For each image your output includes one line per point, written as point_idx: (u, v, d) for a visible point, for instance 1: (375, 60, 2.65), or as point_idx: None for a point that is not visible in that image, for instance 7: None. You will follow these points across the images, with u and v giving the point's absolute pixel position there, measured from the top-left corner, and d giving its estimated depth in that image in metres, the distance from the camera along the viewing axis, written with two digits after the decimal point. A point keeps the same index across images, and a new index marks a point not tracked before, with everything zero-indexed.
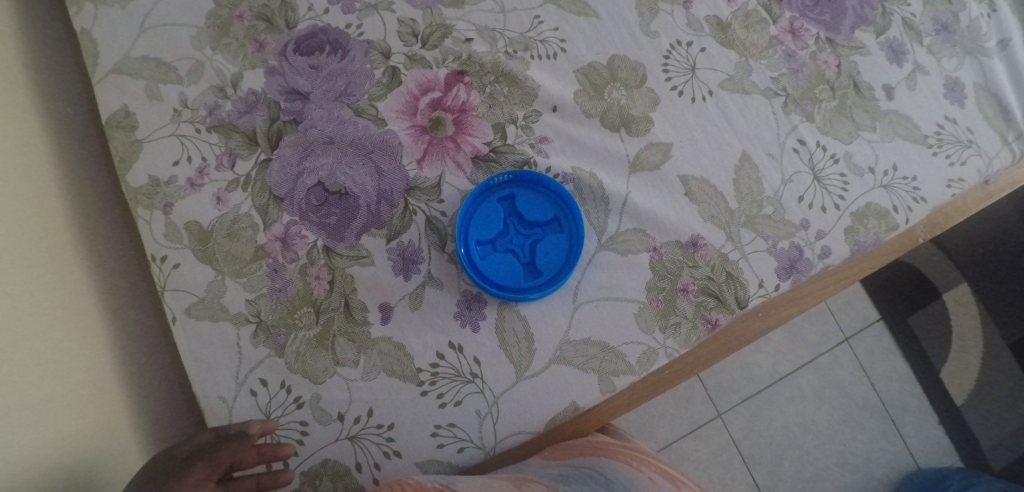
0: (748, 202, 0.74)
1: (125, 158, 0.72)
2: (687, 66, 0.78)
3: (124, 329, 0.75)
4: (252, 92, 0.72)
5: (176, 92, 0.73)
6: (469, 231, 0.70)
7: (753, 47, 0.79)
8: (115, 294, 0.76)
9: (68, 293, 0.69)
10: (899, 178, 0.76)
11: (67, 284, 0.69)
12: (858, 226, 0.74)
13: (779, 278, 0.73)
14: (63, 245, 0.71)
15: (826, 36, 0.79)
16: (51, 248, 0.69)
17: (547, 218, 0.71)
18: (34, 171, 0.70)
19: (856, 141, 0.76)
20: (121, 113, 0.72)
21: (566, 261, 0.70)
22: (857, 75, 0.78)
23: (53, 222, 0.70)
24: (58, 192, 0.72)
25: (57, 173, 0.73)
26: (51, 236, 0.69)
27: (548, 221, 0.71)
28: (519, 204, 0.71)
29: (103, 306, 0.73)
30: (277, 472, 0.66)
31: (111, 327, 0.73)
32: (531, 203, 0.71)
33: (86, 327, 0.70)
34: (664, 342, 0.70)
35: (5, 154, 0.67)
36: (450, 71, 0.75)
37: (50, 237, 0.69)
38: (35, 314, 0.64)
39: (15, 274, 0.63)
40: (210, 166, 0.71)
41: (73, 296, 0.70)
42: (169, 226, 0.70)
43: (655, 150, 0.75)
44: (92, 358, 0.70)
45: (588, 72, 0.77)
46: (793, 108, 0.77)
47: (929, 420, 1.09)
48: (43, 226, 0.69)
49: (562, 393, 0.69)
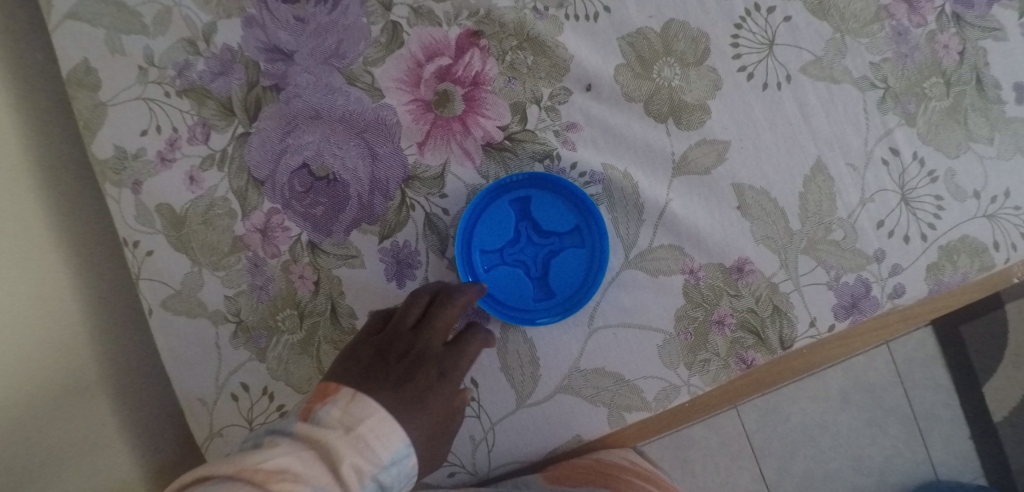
0: (814, 224, 0.61)
1: (88, 123, 0.61)
2: (764, 40, 0.61)
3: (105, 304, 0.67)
4: (227, 48, 0.61)
5: (142, 46, 0.61)
6: (473, 237, 0.60)
7: (854, 20, 0.62)
8: (92, 269, 0.67)
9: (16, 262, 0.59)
10: (1009, 208, 0.62)
11: (33, 256, 0.61)
12: (944, 262, 0.61)
13: (835, 317, 0.62)
14: (29, 207, 0.62)
15: (954, 10, 0.62)
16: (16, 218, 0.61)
17: (567, 229, 0.61)
18: None
19: (964, 155, 0.62)
20: (82, 68, 0.61)
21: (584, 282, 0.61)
22: (984, 68, 0.62)
23: (13, 183, 0.61)
24: (20, 147, 0.62)
25: (18, 122, 0.62)
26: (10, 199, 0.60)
27: (567, 232, 0.61)
28: (534, 209, 0.61)
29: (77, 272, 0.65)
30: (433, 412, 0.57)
31: (92, 301, 0.66)
32: (550, 209, 0.61)
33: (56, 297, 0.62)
34: (688, 380, 0.62)
35: None
36: (463, 30, 0.61)
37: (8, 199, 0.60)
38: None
39: None
40: (182, 138, 0.61)
41: (26, 267, 0.60)
42: (140, 207, 0.61)
43: (708, 149, 0.61)
44: (62, 335, 0.62)
45: (636, 41, 0.61)
46: (890, 106, 0.62)
47: (960, 431, 1.00)
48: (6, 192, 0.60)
49: (565, 426, 0.62)
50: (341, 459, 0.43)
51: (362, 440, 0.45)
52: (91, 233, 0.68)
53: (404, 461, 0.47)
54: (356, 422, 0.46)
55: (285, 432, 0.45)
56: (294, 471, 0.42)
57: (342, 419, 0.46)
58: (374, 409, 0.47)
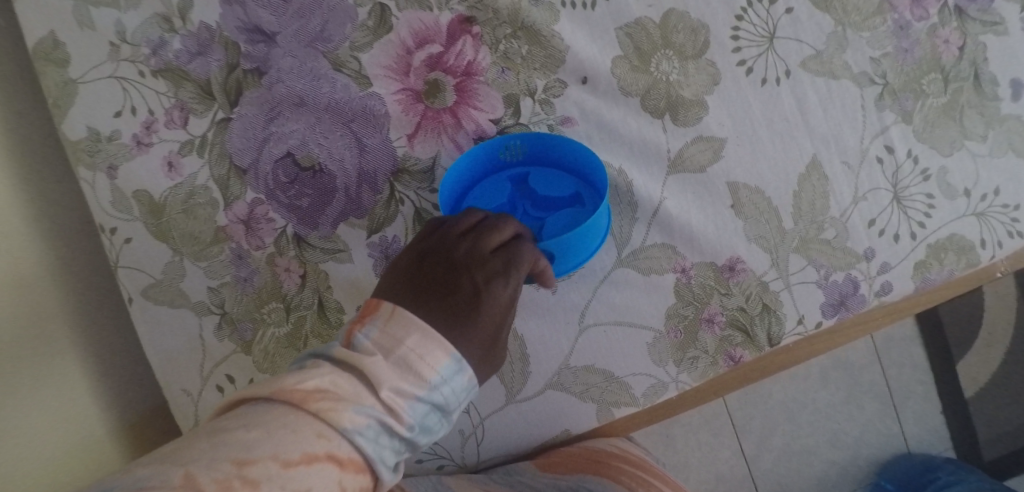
0: (807, 222, 0.61)
1: (58, 102, 0.58)
2: (764, 33, 0.60)
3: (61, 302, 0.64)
4: (205, 27, 0.57)
5: (113, 20, 0.57)
6: (469, 189, 0.60)
7: (856, 13, 0.60)
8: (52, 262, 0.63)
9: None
10: (998, 206, 0.62)
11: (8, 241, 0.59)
12: (931, 261, 0.62)
13: (823, 315, 0.62)
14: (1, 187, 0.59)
15: (956, 3, 0.60)
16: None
17: (566, 196, 0.59)
18: None
19: (957, 153, 0.61)
20: (49, 43, 0.57)
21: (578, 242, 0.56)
22: (983, 63, 0.61)
23: None
24: None
25: None
26: None
27: (567, 200, 0.59)
28: (534, 178, 0.60)
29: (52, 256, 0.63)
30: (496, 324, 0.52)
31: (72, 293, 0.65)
32: (550, 177, 0.59)
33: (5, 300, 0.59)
34: (676, 376, 0.62)
35: None
36: (455, 17, 0.58)
37: None
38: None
39: None
40: (158, 121, 0.58)
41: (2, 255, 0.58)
42: (115, 193, 0.58)
43: (704, 146, 0.60)
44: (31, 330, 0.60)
45: (634, 32, 0.59)
46: (888, 102, 0.61)
47: (934, 408, 1.03)
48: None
49: (554, 421, 0.62)
50: (382, 382, 0.42)
51: (402, 364, 0.44)
52: (64, 222, 0.64)
53: (457, 377, 0.46)
54: (397, 344, 0.44)
55: (325, 356, 0.44)
56: (335, 391, 0.40)
57: (382, 341, 0.45)
58: (416, 326, 0.45)
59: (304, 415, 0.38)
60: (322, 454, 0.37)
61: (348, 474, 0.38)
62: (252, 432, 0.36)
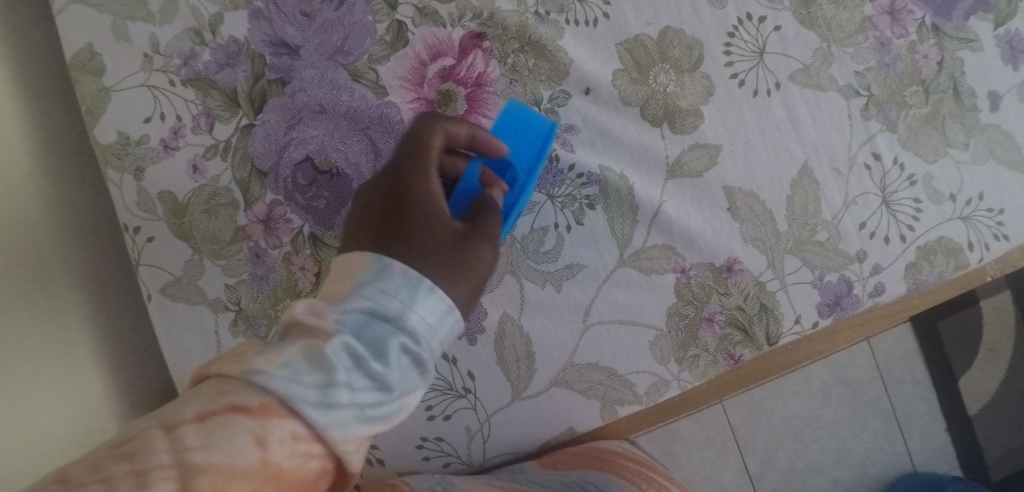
0: (800, 225, 0.64)
1: (91, 108, 0.61)
2: (754, 49, 0.64)
3: (69, 304, 0.61)
4: (233, 40, 0.61)
5: (147, 33, 0.61)
6: None
7: (840, 30, 0.64)
8: (74, 264, 0.62)
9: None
10: (982, 210, 0.65)
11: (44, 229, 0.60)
12: (922, 262, 0.64)
13: (819, 314, 0.64)
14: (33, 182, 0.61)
15: (933, 22, 0.65)
16: (17, 212, 0.58)
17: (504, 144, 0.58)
18: None
19: (941, 160, 0.65)
20: (86, 53, 0.61)
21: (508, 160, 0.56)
22: (961, 77, 0.65)
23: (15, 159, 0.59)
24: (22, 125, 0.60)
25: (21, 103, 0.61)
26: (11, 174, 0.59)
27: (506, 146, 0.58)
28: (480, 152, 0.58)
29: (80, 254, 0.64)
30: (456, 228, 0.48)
31: (99, 294, 0.65)
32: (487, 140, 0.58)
33: (22, 295, 0.57)
34: (678, 374, 0.64)
35: None
36: (466, 32, 0.62)
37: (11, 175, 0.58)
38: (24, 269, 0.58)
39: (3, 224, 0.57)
40: (185, 127, 0.61)
41: (38, 241, 0.60)
42: (141, 193, 0.61)
43: (701, 153, 0.64)
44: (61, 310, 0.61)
45: (633, 47, 0.63)
46: (873, 112, 0.64)
47: (937, 426, 1.04)
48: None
49: (560, 418, 0.64)
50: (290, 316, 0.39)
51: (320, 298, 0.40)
52: (90, 226, 0.65)
53: (391, 270, 0.42)
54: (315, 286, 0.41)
55: None
56: (244, 347, 0.38)
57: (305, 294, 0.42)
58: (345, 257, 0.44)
59: (211, 381, 0.37)
60: (221, 406, 0.35)
61: (264, 419, 0.35)
62: (159, 410, 0.36)
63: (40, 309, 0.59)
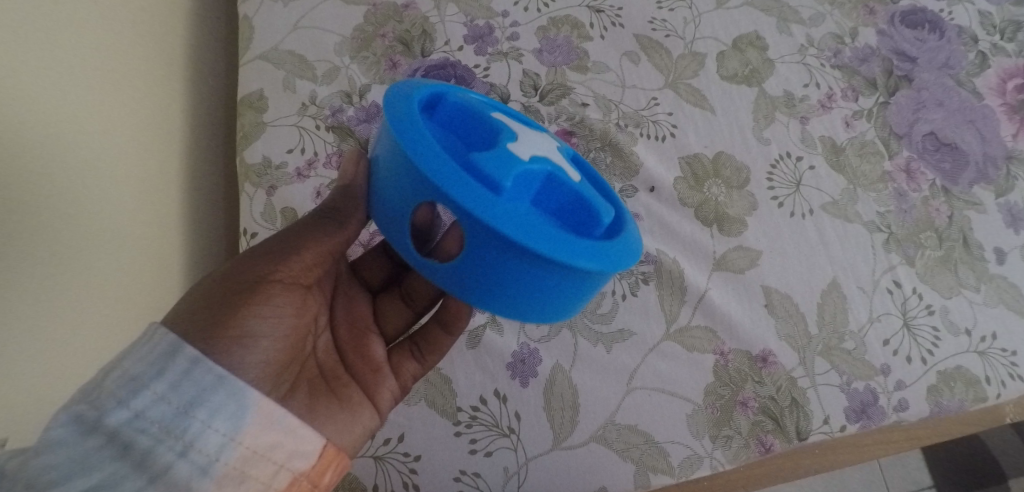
0: (830, 331, 0.71)
1: (248, 135, 0.75)
2: (792, 181, 0.77)
3: (127, 287, 0.62)
4: (375, 105, 0.77)
5: (308, 88, 0.77)
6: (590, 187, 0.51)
7: (864, 177, 0.79)
8: (153, 266, 0.67)
9: (104, 175, 0.60)
10: (996, 348, 0.73)
11: (153, 211, 0.68)
12: (942, 386, 0.70)
13: (847, 419, 0.69)
14: (172, 189, 0.73)
15: (942, 184, 0.80)
16: (148, 207, 0.67)
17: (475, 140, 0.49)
18: (167, 117, 0.73)
19: (956, 297, 0.75)
20: (256, 95, 0.77)
21: (404, 188, 0.44)
22: (969, 231, 0.78)
23: (169, 167, 0.72)
24: (180, 141, 0.75)
25: (184, 123, 0.77)
26: (157, 179, 0.70)
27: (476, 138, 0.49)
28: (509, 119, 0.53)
29: (185, 252, 0.74)
30: (262, 284, 0.50)
31: (157, 290, 0.68)
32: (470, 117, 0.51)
33: (119, 242, 0.62)
34: (711, 452, 0.67)
35: (156, 103, 0.71)
36: (560, 128, 0.77)
37: (156, 180, 0.69)
38: (127, 226, 0.63)
39: (133, 191, 0.65)
40: (319, 161, 0.74)
41: (145, 219, 0.67)
42: (268, 206, 0.72)
43: (744, 254, 0.73)
44: (139, 269, 0.65)
45: (692, 162, 0.77)
46: (894, 247, 0.76)
47: None
48: (146, 181, 0.67)
49: (594, 476, 0.65)
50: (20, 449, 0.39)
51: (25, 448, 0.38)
52: (183, 242, 0.74)
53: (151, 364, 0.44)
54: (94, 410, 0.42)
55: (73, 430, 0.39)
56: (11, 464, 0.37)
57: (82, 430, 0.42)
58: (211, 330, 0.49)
59: None
60: None
61: None
62: None
63: (122, 258, 0.62)
